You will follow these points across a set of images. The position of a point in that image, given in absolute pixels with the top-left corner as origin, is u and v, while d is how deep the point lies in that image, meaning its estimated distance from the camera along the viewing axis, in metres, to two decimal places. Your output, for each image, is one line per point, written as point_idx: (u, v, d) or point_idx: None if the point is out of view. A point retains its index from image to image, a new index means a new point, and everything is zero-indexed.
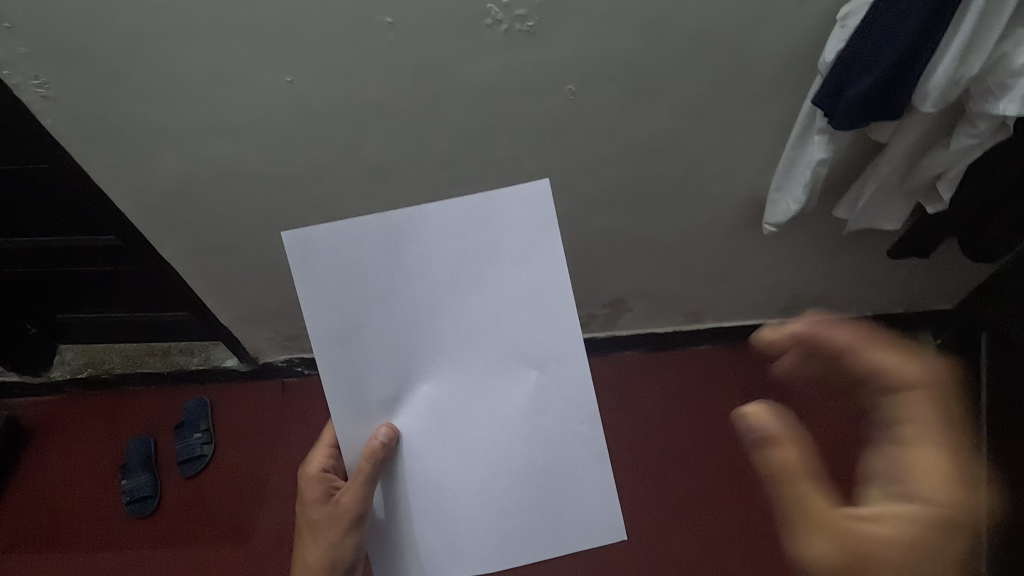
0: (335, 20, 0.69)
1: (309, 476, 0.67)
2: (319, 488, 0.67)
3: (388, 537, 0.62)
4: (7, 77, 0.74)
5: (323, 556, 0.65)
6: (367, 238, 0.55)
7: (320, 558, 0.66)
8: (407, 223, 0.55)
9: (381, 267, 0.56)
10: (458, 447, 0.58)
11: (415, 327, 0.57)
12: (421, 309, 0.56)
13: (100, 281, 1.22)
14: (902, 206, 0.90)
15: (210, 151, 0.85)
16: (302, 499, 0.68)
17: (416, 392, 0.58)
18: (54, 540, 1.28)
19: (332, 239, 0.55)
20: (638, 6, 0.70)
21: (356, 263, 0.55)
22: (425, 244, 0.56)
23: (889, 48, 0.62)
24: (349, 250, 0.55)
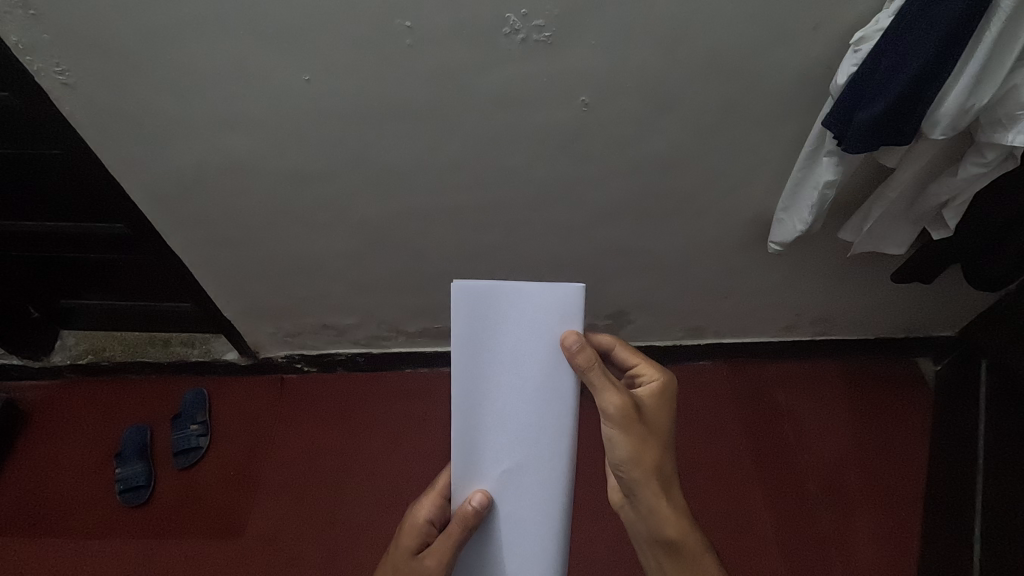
0: (355, 21, 0.70)
1: (414, 523, 0.71)
2: (415, 537, 0.71)
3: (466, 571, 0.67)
4: (29, 62, 0.75)
5: None
6: (490, 311, 0.56)
7: None
8: (547, 305, 0.57)
9: (503, 344, 0.57)
10: (513, 520, 0.63)
11: (514, 407, 0.59)
12: (522, 397, 0.59)
13: (106, 269, 1.22)
14: (907, 231, 0.90)
15: (224, 146, 0.86)
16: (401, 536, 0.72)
17: (493, 469, 0.61)
18: (44, 525, 1.27)
19: (474, 302, 0.56)
20: (655, 21, 0.70)
21: (482, 336, 0.57)
22: (536, 335, 0.58)
23: (901, 76, 0.63)
24: (491, 318, 0.57)
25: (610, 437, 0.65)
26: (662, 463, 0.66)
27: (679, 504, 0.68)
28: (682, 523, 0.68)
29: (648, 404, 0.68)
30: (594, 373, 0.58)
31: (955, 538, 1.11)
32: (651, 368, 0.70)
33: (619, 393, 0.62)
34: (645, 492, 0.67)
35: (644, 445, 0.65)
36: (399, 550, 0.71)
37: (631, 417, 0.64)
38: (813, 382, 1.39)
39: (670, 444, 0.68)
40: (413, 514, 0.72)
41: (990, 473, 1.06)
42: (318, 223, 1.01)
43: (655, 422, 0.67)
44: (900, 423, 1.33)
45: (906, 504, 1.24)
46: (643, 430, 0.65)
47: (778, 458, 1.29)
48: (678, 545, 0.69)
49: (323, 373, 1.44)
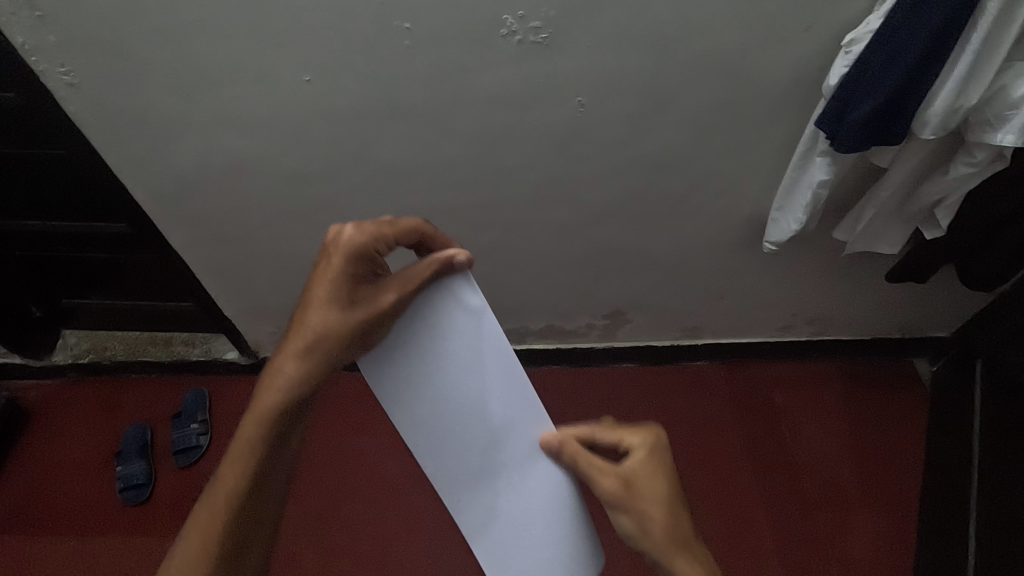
0: (356, 23, 0.71)
1: (349, 240, 0.55)
2: (352, 263, 0.56)
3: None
4: (35, 63, 0.76)
5: (320, 321, 0.56)
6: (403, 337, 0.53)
7: (317, 323, 0.57)
8: (444, 312, 0.53)
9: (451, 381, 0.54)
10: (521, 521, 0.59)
11: (472, 415, 0.55)
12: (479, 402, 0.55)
13: (108, 268, 1.23)
14: (900, 231, 0.91)
15: (225, 145, 0.87)
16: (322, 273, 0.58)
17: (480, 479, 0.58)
18: (45, 523, 1.28)
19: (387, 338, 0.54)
20: (650, 23, 0.72)
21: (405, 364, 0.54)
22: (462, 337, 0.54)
23: (891, 77, 0.64)
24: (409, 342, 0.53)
25: (616, 519, 0.65)
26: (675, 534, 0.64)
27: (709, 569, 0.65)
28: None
29: (641, 476, 0.65)
30: (583, 462, 0.61)
31: (951, 536, 1.12)
32: (631, 436, 0.67)
33: (610, 475, 0.63)
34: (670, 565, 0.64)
35: (648, 521, 0.64)
36: (319, 288, 0.57)
37: (625, 496, 0.64)
38: (809, 381, 1.39)
39: (677, 509, 0.65)
40: (344, 238, 0.55)
41: (984, 472, 1.07)
42: (317, 222, 1.02)
43: (654, 488, 0.65)
44: (897, 423, 1.34)
45: (902, 503, 1.25)
46: (644, 506, 0.64)
47: (775, 457, 1.30)
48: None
49: None
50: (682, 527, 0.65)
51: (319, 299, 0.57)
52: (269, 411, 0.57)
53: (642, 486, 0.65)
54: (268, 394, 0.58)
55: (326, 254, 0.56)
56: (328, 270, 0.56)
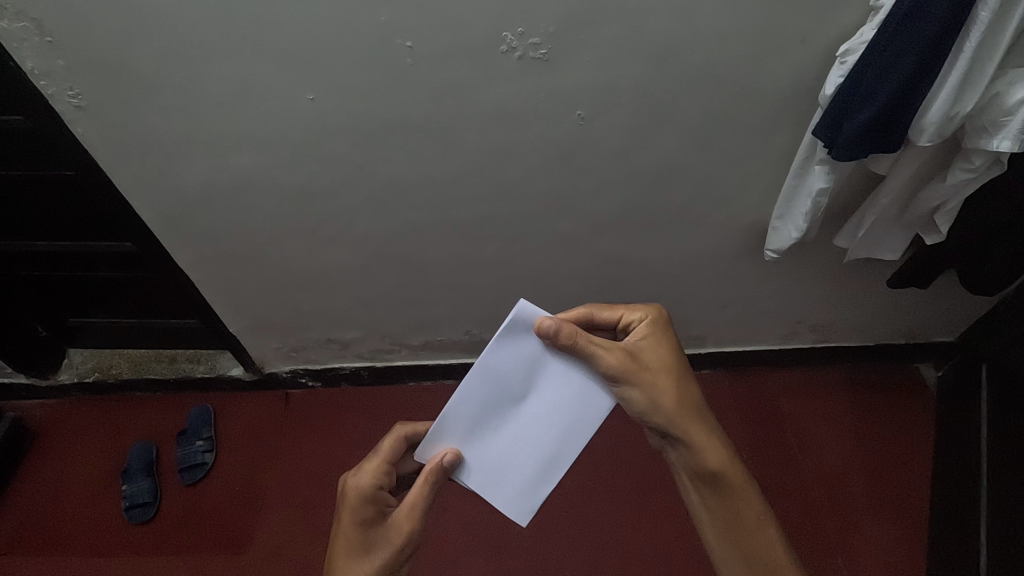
0: (359, 43, 0.73)
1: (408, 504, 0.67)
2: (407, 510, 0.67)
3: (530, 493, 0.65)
4: (44, 87, 0.78)
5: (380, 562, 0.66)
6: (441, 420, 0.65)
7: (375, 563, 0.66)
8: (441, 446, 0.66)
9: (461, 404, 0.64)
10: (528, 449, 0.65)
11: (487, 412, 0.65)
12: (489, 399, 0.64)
13: (113, 286, 1.24)
14: (900, 237, 0.92)
15: (231, 164, 0.88)
16: (368, 533, 0.67)
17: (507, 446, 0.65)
18: (49, 545, 1.27)
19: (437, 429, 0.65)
20: (647, 37, 0.73)
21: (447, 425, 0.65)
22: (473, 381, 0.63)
23: (885, 86, 0.65)
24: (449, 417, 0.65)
25: (626, 397, 0.67)
26: (683, 396, 0.70)
27: (718, 438, 0.71)
28: (727, 454, 0.72)
29: (645, 345, 0.70)
30: (583, 342, 0.63)
31: (962, 541, 1.11)
32: (633, 312, 0.72)
33: (615, 349, 0.65)
34: (683, 427, 0.70)
35: (657, 393, 0.68)
36: (379, 544, 0.66)
37: (632, 366, 0.66)
38: (813, 388, 1.39)
39: (682, 377, 0.70)
40: (405, 503, 0.67)
41: (994, 477, 1.07)
42: (322, 238, 1.03)
43: (657, 360, 0.70)
44: (904, 428, 1.33)
45: (912, 507, 1.24)
46: (648, 376, 0.68)
47: (782, 464, 1.30)
48: (721, 474, 0.71)
49: (327, 387, 1.45)
50: (686, 391, 0.70)
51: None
52: None
53: (642, 358, 0.69)
54: None
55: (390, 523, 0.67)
56: (374, 556, 0.66)
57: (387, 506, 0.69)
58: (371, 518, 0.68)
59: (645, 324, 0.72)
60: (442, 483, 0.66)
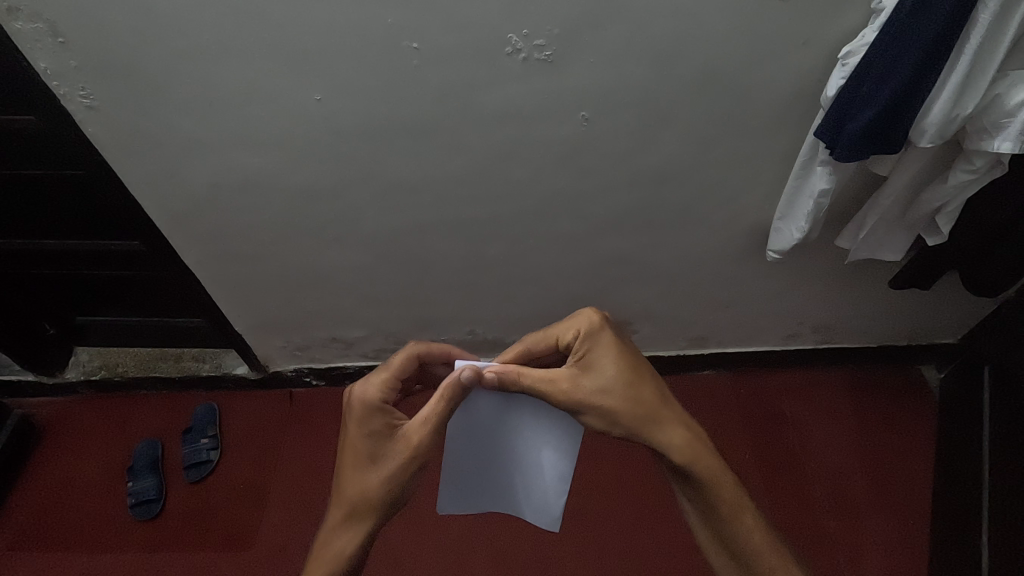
0: (366, 44, 0.74)
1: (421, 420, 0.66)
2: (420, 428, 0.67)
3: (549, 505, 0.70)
4: (56, 87, 0.79)
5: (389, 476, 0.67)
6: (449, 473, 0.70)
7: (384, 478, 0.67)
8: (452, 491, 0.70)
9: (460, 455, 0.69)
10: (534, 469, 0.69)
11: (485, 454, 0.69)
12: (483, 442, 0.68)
13: (120, 284, 1.25)
14: (902, 238, 0.93)
15: (238, 163, 0.89)
16: (378, 446, 0.68)
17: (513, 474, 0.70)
18: (56, 541, 1.28)
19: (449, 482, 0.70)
20: (650, 39, 0.74)
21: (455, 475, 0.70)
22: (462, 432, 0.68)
23: (887, 88, 0.66)
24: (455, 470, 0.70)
25: (586, 421, 0.68)
26: (635, 401, 0.69)
27: (683, 432, 0.69)
28: (695, 448, 0.69)
29: (588, 360, 0.70)
30: (524, 381, 0.65)
31: (964, 542, 1.11)
32: (567, 331, 0.72)
33: (556, 377, 0.67)
34: (647, 429, 0.69)
35: (607, 407, 0.68)
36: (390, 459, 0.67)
37: (576, 389, 0.67)
38: (815, 389, 1.40)
39: (633, 382, 0.70)
40: (418, 419, 0.66)
41: (996, 479, 1.07)
42: (327, 238, 1.04)
43: (603, 371, 0.69)
44: (905, 429, 1.33)
45: (914, 509, 1.24)
46: (597, 391, 0.68)
47: (784, 465, 1.30)
48: (693, 471, 0.69)
49: (332, 386, 1.46)
50: (640, 395, 0.69)
51: (372, 495, 0.67)
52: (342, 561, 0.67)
53: (586, 376, 0.69)
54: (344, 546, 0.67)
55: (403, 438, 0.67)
56: (383, 468, 0.67)
57: (396, 419, 0.70)
58: (380, 429, 0.69)
59: (580, 336, 0.71)
60: (460, 399, 0.65)
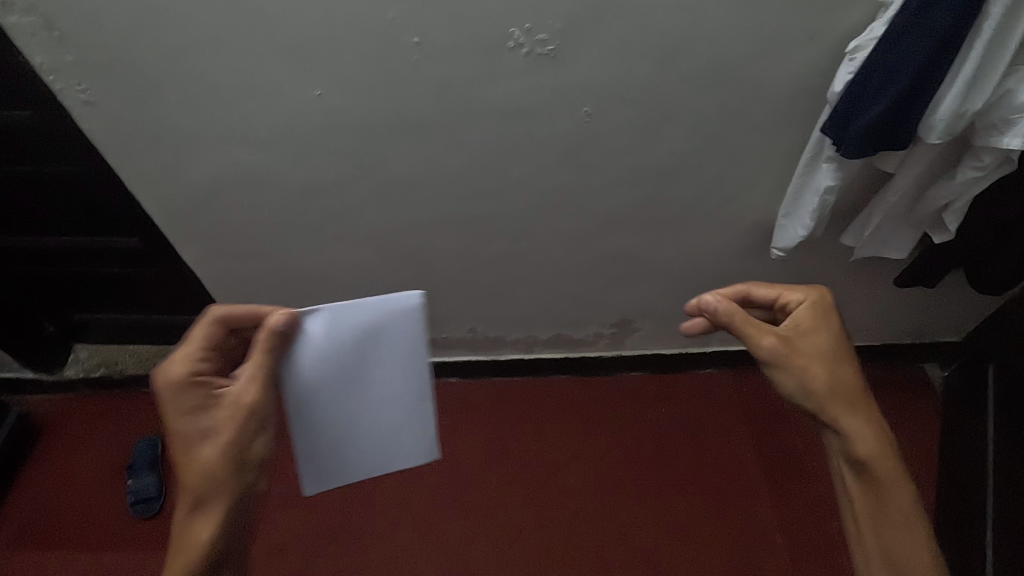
0: (367, 39, 0.73)
1: (246, 382, 0.63)
2: (252, 389, 0.64)
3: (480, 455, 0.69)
4: (53, 82, 0.78)
5: (230, 444, 0.64)
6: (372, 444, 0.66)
7: (223, 448, 0.64)
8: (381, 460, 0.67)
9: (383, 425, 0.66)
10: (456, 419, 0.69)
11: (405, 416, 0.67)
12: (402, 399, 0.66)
13: (119, 281, 1.25)
14: (908, 235, 0.92)
15: (237, 160, 0.89)
16: (210, 417, 0.64)
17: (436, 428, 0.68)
18: (56, 540, 1.28)
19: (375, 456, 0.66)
20: (654, 33, 0.73)
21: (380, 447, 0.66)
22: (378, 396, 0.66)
23: (895, 82, 0.65)
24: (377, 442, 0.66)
25: (776, 378, 0.69)
26: (837, 385, 0.67)
27: (873, 424, 0.67)
28: (881, 444, 0.66)
29: (805, 328, 0.69)
30: (738, 325, 0.68)
31: (967, 540, 1.11)
32: (726, 301, 0.68)
33: (767, 332, 0.68)
34: (846, 420, 0.67)
35: (806, 375, 0.67)
36: (224, 425, 0.64)
37: (789, 352, 0.68)
38: None
39: (841, 365, 0.67)
40: (247, 380, 0.63)
41: (1000, 478, 1.06)
42: (328, 235, 1.03)
43: (811, 345, 0.68)
44: (908, 429, 1.32)
45: (916, 506, 1.24)
46: (800, 360, 0.68)
47: (786, 463, 1.29)
48: (871, 466, 0.66)
49: None
50: (819, 383, 0.67)
51: (209, 466, 0.63)
52: (202, 547, 0.64)
53: (800, 343, 0.68)
54: (207, 527, 0.64)
55: (240, 400, 0.64)
56: (219, 434, 0.64)
57: (216, 387, 0.65)
58: (200, 403, 0.64)
59: (731, 309, 0.68)
60: (280, 350, 0.63)
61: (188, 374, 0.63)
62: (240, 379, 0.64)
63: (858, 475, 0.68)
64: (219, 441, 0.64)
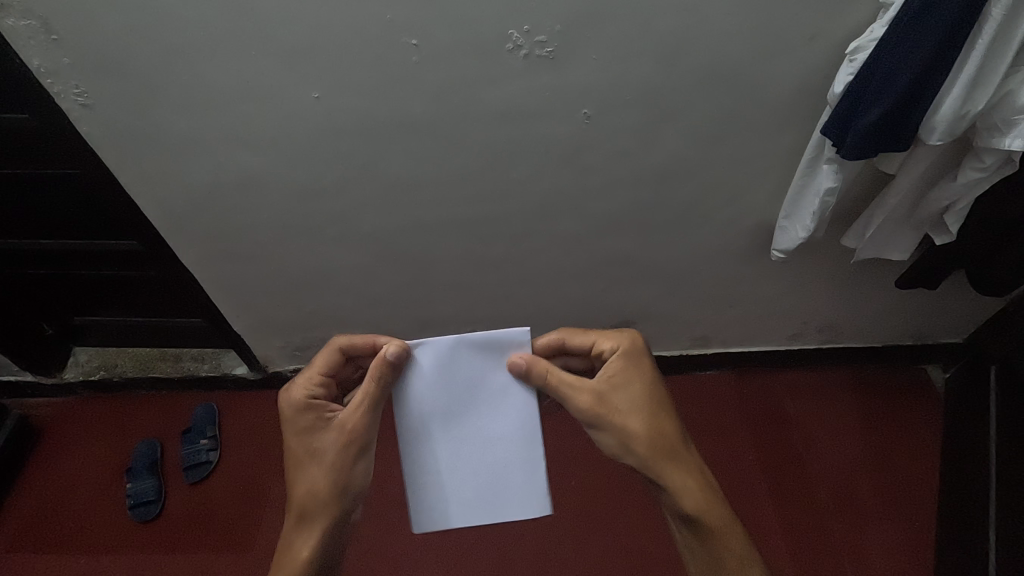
0: (365, 41, 0.72)
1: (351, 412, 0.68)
2: (351, 416, 0.68)
3: (523, 495, 0.65)
4: (50, 85, 0.78)
5: (333, 471, 0.69)
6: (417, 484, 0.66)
7: (327, 474, 0.69)
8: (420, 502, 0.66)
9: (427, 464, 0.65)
10: (496, 455, 0.65)
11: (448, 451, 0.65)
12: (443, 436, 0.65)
13: (117, 284, 1.24)
14: (909, 236, 0.91)
15: (236, 163, 0.88)
16: (319, 444, 0.70)
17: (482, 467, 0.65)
18: (54, 542, 1.28)
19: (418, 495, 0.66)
20: (654, 34, 0.72)
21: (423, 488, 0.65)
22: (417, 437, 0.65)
23: (895, 83, 0.64)
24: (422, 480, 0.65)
25: (600, 436, 0.71)
26: (656, 432, 0.70)
27: (693, 473, 0.71)
28: (705, 493, 0.71)
29: (616, 377, 0.71)
30: (552, 380, 0.66)
31: (969, 542, 1.10)
32: (605, 342, 0.72)
33: (586, 389, 0.69)
34: (661, 471, 0.70)
35: (629, 430, 0.69)
36: (330, 452, 0.69)
37: (603, 408, 0.69)
38: (820, 389, 1.38)
39: (658, 413, 0.71)
40: (353, 410, 0.68)
41: (1002, 480, 1.06)
42: (327, 237, 1.02)
43: (631, 394, 0.70)
44: (911, 433, 1.32)
45: (919, 508, 1.23)
46: (620, 412, 0.69)
47: (787, 466, 1.29)
48: (702, 518, 0.71)
49: None
50: (666, 433, 0.70)
51: (317, 489, 0.69)
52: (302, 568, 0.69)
53: (615, 398, 0.70)
54: (303, 550, 0.69)
55: (342, 428, 0.69)
56: (325, 461, 0.69)
57: (329, 411, 0.71)
58: (312, 424, 0.70)
59: (620, 357, 0.71)
60: (387, 377, 0.64)
61: (303, 399, 0.70)
62: (347, 408, 0.69)
63: (697, 532, 0.72)
64: (322, 466, 0.69)
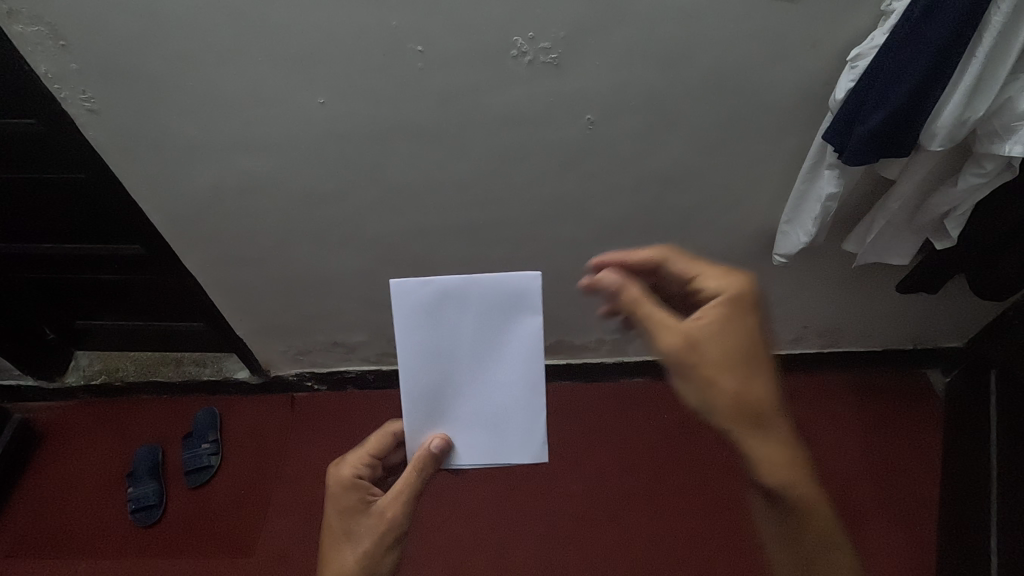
0: (371, 48, 0.73)
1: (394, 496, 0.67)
2: (393, 504, 0.67)
3: (522, 441, 0.63)
4: (57, 90, 0.78)
5: (364, 556, 0.66)
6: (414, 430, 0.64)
7: (358, 559, 0.65)
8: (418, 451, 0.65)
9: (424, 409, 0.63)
10: (495, 403, 0.63)
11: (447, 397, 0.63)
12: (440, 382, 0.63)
13: (120, 288, 1.25)
14: (910, 241, 0.92)
15: (241, 168, 0.89)
16: (355, 529, 0.67)
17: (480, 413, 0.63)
18: (56, 546, 1.28)
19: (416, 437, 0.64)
20: (657, 41, 0.73)
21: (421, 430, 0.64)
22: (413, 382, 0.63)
23: (896, 91, 0.65)
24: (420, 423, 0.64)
25: (677, 384, 0.64)
26: (751, 394, 0.61)
27: (779, 445, 0.63)
28: (794, 470, 0.63)
29: (710, 327, 0.62)
30: (642, 312, 0.64)
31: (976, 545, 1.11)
32: (712, 284, 0.65)
33: (673, 330, 0.63)
34: (743, 435, 0.62)
35: (721, 387, 0.61)
36: (365, 538, 0.66)
37: (689, 354, 0.62)
38: (822, 394, 1.38)
39: (761, 374, 0.62)
40: (397, 496, 0.67)
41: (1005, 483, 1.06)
42: (330, 241, 1.03)
43: (722, 347, 0.62)
44: (912, 437, 1.32)
45: (922, 512, 1.23)
46: (710, 367, 0.62)
47: None
48: (786, 494, 0.63)
49: (333, 392, 1.44)
50: (757, 399, 0.61)
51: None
52: None
53: (709, 348, 0.62)
54: None
55: (381, 514, 0.67)
56: (358, 546, 0.66)
57: (372, 495, 0.69)
58: (353, 506, 0.67)
59: (727, 303, 0.63)
60: (431, 469, 0.64)
61: (349, 479, 0.68)
62: (391, 494, 0.67)
63: (775, 507, 0.65)
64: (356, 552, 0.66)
